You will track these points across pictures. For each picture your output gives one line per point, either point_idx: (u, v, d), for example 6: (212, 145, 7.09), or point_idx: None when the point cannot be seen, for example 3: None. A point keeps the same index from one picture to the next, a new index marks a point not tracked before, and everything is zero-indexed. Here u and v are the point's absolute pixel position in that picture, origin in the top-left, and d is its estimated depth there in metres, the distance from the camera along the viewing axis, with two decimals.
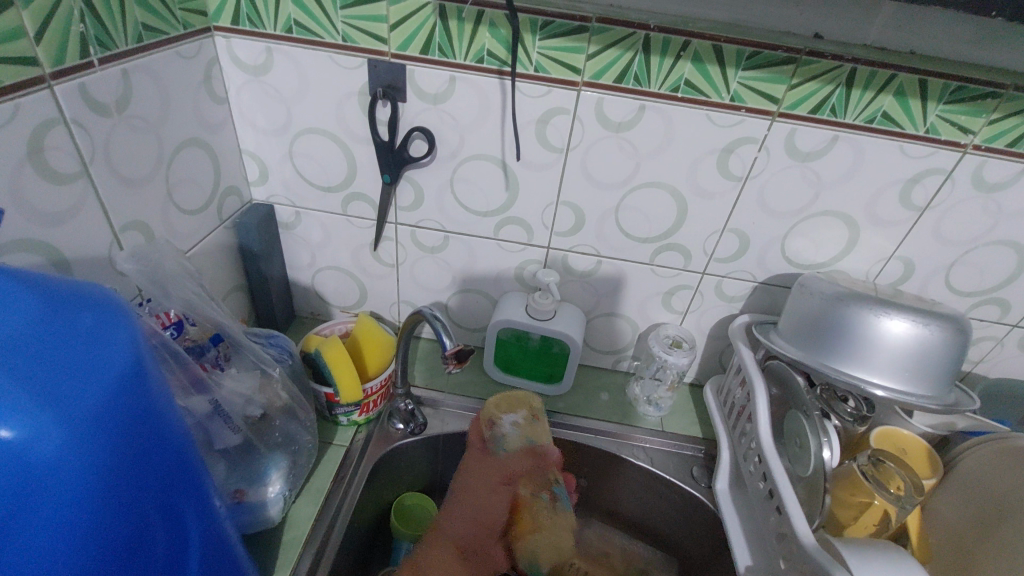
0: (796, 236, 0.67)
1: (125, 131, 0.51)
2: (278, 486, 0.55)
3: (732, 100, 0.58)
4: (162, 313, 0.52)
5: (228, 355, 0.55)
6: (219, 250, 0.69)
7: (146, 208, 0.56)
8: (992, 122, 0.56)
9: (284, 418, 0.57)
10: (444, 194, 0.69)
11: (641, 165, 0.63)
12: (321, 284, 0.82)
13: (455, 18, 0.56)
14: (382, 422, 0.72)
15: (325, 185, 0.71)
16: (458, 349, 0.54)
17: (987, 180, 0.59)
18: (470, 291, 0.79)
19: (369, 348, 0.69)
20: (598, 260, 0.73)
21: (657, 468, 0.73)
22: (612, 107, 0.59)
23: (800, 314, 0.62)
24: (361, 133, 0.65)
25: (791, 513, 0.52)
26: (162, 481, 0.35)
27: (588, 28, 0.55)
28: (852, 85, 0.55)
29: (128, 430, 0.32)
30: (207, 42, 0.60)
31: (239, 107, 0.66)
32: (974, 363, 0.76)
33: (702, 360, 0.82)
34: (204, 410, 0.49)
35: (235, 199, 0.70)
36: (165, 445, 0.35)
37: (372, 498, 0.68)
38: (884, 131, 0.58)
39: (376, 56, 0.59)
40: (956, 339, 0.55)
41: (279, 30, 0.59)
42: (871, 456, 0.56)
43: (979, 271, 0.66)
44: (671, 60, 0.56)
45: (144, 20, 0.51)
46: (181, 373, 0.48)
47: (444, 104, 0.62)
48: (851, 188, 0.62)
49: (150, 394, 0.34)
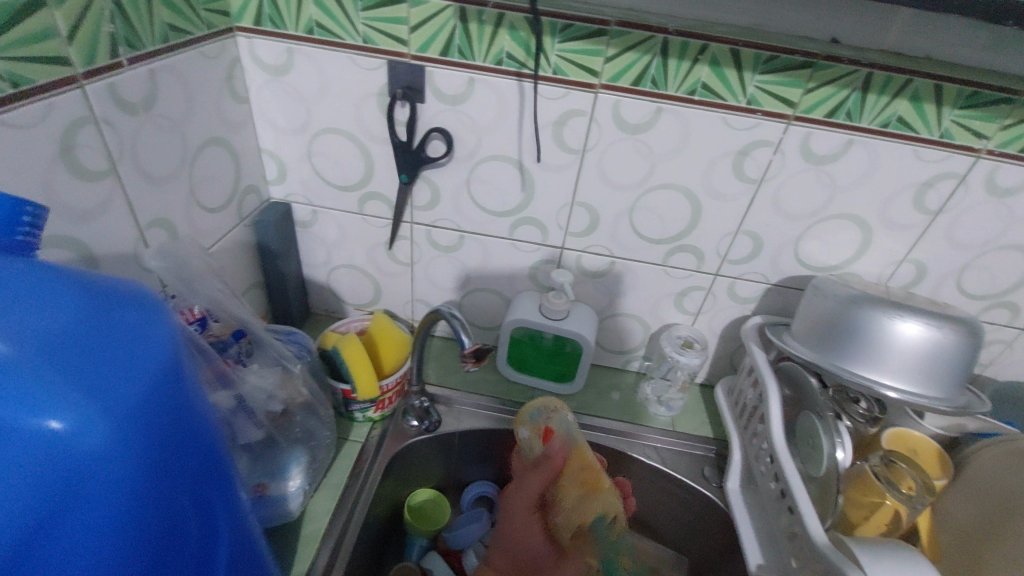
0: (809, 238, 0.67)
1: (151, 130, 0.52)
2: (299, 481, 0.56)
3: (748, 104, 0.58)
4: (186, 309, 0.53)
5: (249, 351, 0.56)
6: (238, 247, 0.69)
7: (170, 206, 0.57)
8: (1006, 128, 0.56)
9: (304, 413, 0.58)
10: (460, 194, 0.70)
11: (657, 167, 0.64)
12: (336, 282, 0.83)
13: (476, 21, 0.57)
14: (397, 419, 0.73)
15: (342, 184, 0.71)
16: (476, 348, 0.55)
17: (1001, 185, 0.60)
18: (484, 290, 0.80)
19: (384, 345, 0.70)
20: (612, 261, 0.73)
21: (669, 467, 0.73)
22: (629, 110, 0.60)
23: (813, 316, 0.63)
24: (379, 133, 0.66)
25: (805, 513, 0.53)
26: (195, 474, 0.36)
27: (608, 32, 0.56)
28: (868, 90, 0.56)
29: (166, 425, 0.33)
30: (229, 43, 0.61)
31: (259, 107, 0.67)
32: (982, 366, 0.76)
33: (713, 361, 0.83)
34: (229, 404, 0.50)
35: (254, 197, 0.71)
36: (198, 438, 0.36)
37: (387, 494, 0.69)
38: (899, 135, 0.58)
39: (396, 57, 0.60)
40: (968, 341, 0.55)
41: (300, 31, 0.60)
42: (883, 457, 0.57)
43: (991, 275, 0.67)
44: (689, 63, 0.56)
45: (170, 20, 0.52)
46: (207, 366, 0.48)
47: (463, 105, 0.62)
48: (865, 192, 0.63)
49: (185, 389, 0.35)
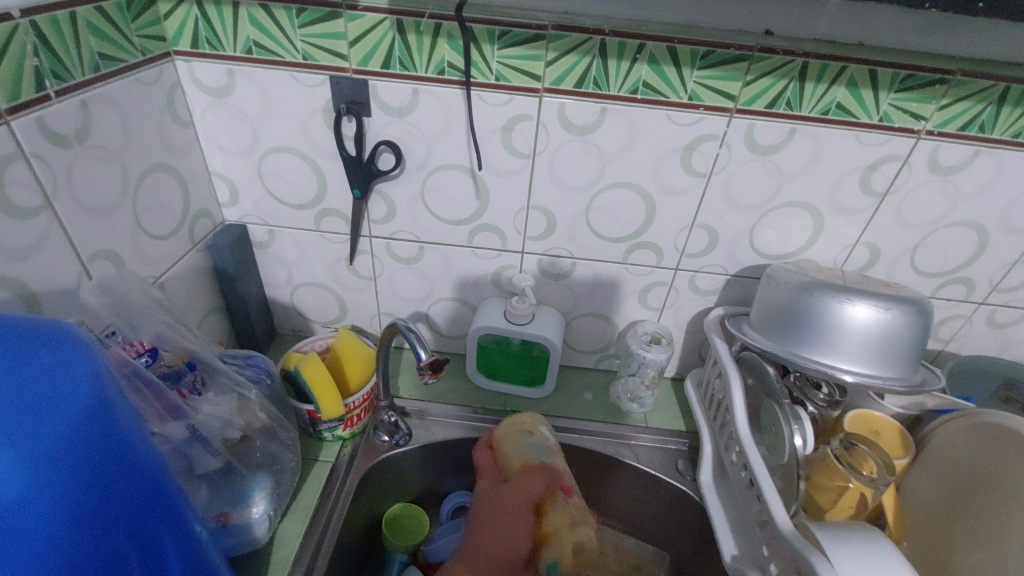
0: (763, 227, 0.68)
1: (87, 161, 0.51)
2: (263, 507, 0.55)
3: (690, 99, 0.59)
4: (134, 342, 0.51)
5: (204, 379, 0.55)
6: (193, 273, 0.69)
7: (115, 237, 0.56)
8: (943, 108, 0.57)
9: (264, 438, 0.57)
10: (416, 205, 0.70)
11: (608, 166, 0.64)
12: (300, 301, 0.82)
13: (414, 32, 0.56)
14: (368, 435, 0.72)
15: (296, 203, 0.71)
16: (432, 360, 0.54)
17: (943, 163, 0.61)
18: (450, 300, 0.80)
19: (350, 362, 0.70)
20: (573, 262, 0.74)
21: (644, 465, 0.73)
22: (574, 111, 0.60)
23: (769, 304, 0.63)
24: (328, 150, 0.66)
25: (770, 502, 0.53)
26: (133, 508, 0.36)
27: (545, 36, 0.56)
28: (805, 79, 0.56)
29: (92, 465, 0.33)
30: (168, 67, 0.60)
31: (204, 129, 0.66)
32: (944, 342, 0.78)
33: (682, 354, 0.84)
34: (182, 436, 0.49)
35: (207, 221, 0.70)
36: (130, 475, 0.36)
37: (361, 512, 0.68)
38: (840, 121, 0.59)
39: (338, 72, 0.60)
40: (918, 320, 0.56)
41: (239, 51, 0.60)
42: (843, 440, 0.58)
43: (942, 252, 0.68)
44: (628, 63, 0.57)
45: (101, 49, 0.51)
46: (155, 401, 0.48)
47: (409, 116, 0.62)
48: (813, 179, 0.63)
49: (116, 425, 0.35)
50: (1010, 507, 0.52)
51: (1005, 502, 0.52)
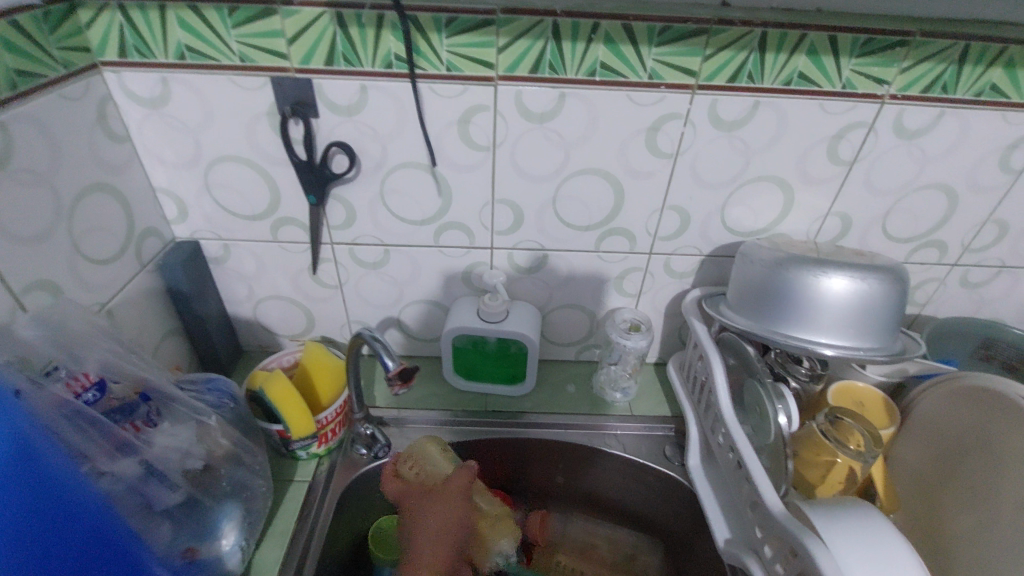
0: (734, 204, 0.67)
1: (13, 187, 0.47)
2: (233, 537, 0.53)
3: (650, 78, 0.57)
4: (80, 375, 0.46)
5: (160, 410, 0.51)
6: (144, 296, 0.65)
7: (51, 266, 0.52)
8: (905, 71, 0.56)
9: (229, 466, 0.55)
10: (376, 207, 0.67)
11: (571, 153, 0.62)
12: (264, 316, 0.79)
13: (356, 25, 0.53)
14: (345, 449, 0.69)
15: (249, 214, 0.67)
16: (401, 369, 0.52)
17: (908, 127, 0.60)
18: (420, 302, 0.77)
19: (321, 376, 0.67)
20: (544, 254, 0.72)
21: (630, 454, 0.72)
22: (531, 98, 0.58)
23: (744, 283, 0.62)
24: (277, 155, 0.62)
25: (759, 484, 0.52)
26: (70, 548, 0.41)
27: (494, 21, 0.53)
28: (765, 49, 0.55)
29: (19, 507, 0.38)
30: (95, 80, 0.56)
31: (143, 143, 0.62)
32: (920, 306, 0.78)
33: (663, 339, 0.82)
34: (135, 473, 0.46)
35: (155, 240, 0.66)
36: (66, 517, 0.41)
37: (344, 529, 0.66)
38: (803, 91, 0.57)
39: (279, 73, 0.56)
40: (895, 289, 0.56)
41: (171, 57, 0.56)
42: (828, 414, 0.57)
43: (913, 216, 0.67)
44: (583, 44, 0.54)
45: (16, 65, 0.47)
46: (103, 440, 0.45)
47: (360, 115, 0.59)
48: (779, 152, 0.62)
49: (47, 470, 0.40)
50: (998, 477, 0.52)
51: (997, 470, 0.52)
